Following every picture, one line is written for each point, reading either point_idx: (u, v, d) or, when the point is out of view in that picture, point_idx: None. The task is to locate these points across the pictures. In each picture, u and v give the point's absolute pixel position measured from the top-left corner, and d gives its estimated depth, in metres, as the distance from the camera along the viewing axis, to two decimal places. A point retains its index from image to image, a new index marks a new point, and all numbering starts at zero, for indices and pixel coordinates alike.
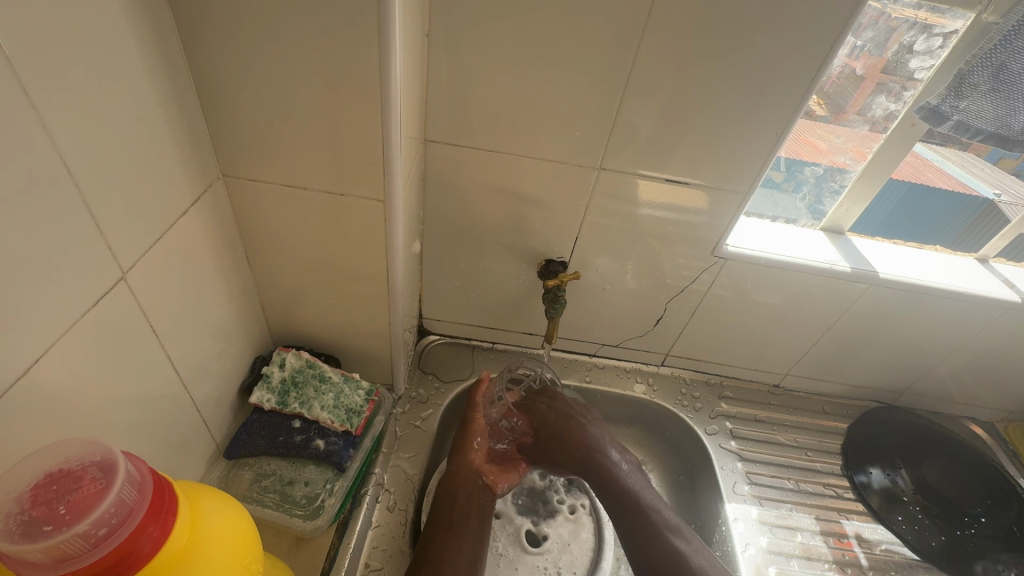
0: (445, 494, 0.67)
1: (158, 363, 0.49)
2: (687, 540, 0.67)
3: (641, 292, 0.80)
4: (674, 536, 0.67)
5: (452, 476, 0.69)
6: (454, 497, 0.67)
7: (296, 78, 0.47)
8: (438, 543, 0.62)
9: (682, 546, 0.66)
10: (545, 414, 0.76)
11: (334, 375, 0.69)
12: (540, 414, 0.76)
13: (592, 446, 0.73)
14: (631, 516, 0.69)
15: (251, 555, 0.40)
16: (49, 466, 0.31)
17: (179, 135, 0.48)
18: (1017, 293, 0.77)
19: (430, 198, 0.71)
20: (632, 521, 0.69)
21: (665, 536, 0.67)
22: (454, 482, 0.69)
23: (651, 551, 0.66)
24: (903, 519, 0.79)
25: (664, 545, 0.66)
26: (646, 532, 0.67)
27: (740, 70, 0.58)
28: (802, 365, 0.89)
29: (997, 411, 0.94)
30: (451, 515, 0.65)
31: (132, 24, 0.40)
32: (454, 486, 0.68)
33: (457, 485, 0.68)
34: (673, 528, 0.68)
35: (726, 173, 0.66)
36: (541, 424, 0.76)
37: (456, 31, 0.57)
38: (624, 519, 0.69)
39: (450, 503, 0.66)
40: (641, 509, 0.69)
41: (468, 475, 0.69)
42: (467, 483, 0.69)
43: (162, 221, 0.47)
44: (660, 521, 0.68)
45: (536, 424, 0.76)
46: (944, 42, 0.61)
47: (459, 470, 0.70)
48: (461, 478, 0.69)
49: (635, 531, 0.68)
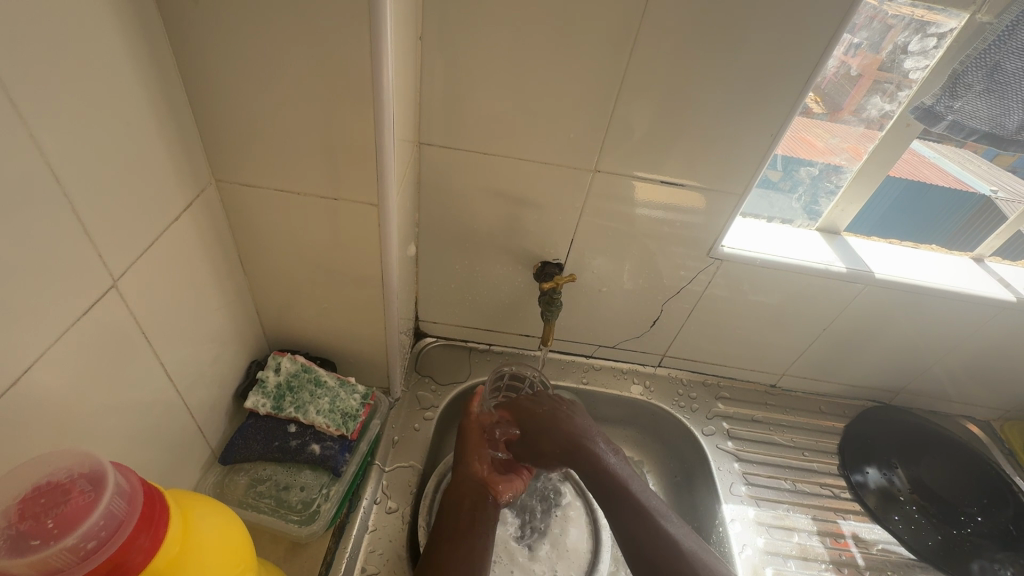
0: (453, 499, 0.68)
1: (151, 369, 0.49)
2: (673, 522, 0.66)
3: (637, 293, 0.80)
4: (663, 519, 0.66)
5: (455, 486, 0.69)
6: (459, 504, 0.67)
7: (287, 82, 0.47)
8: (447, 549, 0.62)
9: (670, 527, 0.65)
10: (530, 407, 0.76)
11: (329, 379, 0.69)
12: (524, 409, 0.76)
13: (577, 434, 0.73)
14: (615, 501, 0.68)
15: (242, 565, 0.40)
16: (37, 478, 0.31)
17: (170, 140, 0.47)
18: (1013, 293, 0.77)
19: (425, 201, 0.71)
20: (620, 504, 0.67)
21: (654, 519, 0.65)
22: (458, 490, 0.68)
23: (639, 535, 0.64)
24: (899, 518, 0.79)
25: (653, 528, 0.65)
26: (634, 513, 0.66)
27: (735, 71, 0.57)
28: (799, 365, 0.89)
29: (993, 410, 0.94)
30: (457, 520, 0.65)
31: (121, 29, 0.40)
32: (458, 494, 0.68)
33: (462, 493, 0.68)
34: (657, 511, 0.67)
35: (721, 174, 0.66)
36: (527, 418, 0.75)
37: (450, 33, 0.57)
38: (613, 505, 0.68)
39: (456, 510, 0.66)
40: (624, 488, 0.68)
41: (471, 483, 0.69)
42: (472, 490, 0.69)
43: (153, 227, 0.47)
44: (647, 503, 0.67)
45: (522, 417, 0.75)
46: (939, 42, 0.61)
47: (462, 480, 0.69)
48: (465, 485, 0.69)
49: (622, 516, 0.66)
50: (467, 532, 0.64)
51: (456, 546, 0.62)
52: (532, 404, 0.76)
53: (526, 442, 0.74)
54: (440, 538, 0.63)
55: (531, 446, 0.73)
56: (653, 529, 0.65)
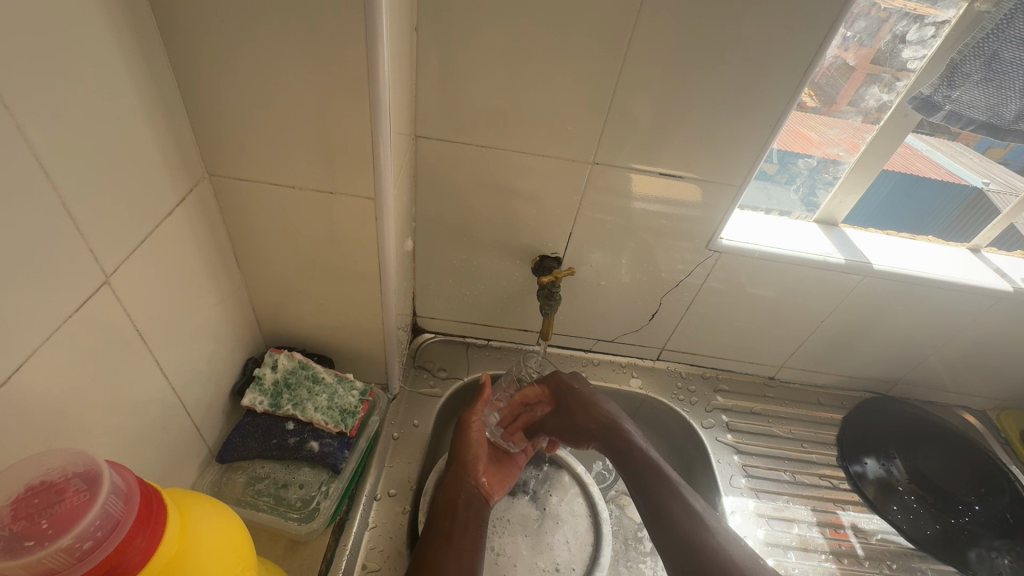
0: (446, 498, 0.66)
1: (146, 367, 0.48)
2: (698, 500, 0.67)
3: (635, 287, 0.79)
4: (691, 497, 0.67)
5: (449, 483, 0.68)
6: (452, 503, 0.65)
7: (281, 75, 0.46)
8: (440, 551, 0.60)
9: (698, 505, 0.66)
10: (568, 384, 0.77)
11: (327, 375, 0.68)
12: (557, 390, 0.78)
13: (610, 413, 0.75)
14: (644, 479, 0.69)
15: (242, 564, 0.40)
16: (29, 478, 0.31)
17: (162, 134, 0.47)
18: (1010, 283, 0.77)
19: (421, 195, 0.70)
20: (651, 480, 0.68)
21: (682, 496, 0.66)
22: (454, 487, 0.68)
23: (669, 512, 0.65)
24: (898, 508, 0.79)
25: (681, 504, 0.65)
26: (664, 490, 0.67)
27: (734, 61, 0.57)
28: (796, 357, 0.89)
29: (988, 399, 0.94)
30: (449, 524, 0.63)
31: (110, 20, 0.39)
32: (453, 492, 0.67)
33: (456, 492, 0.67)
34: (686, 488, 0.68)
35: (719, 165, 0.65)
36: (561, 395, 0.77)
37: (446, 26, 0.56)
38: (641, 482, 0.69)
39: (450, 511, 0.64)
40: (655, 466, 0.69)
41: (468, 479, 0.69)
42: (467, 489, 0.68)
43: (145, 223, 0.46)
44: (677, 481, 0.68)
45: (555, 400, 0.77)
46: (937, 31, 0.60)
47: (460, 474, 0.69)
48: (460, 484, 0.68)
49: (654, 489, 0.67)
50: (460, 534, 0.63)
51: (448, 545, 0.61)
52: (572, 382, 0.77)
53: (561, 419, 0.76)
54: (433, 535, 0.61)
55: (567, 419, 0.75)
56: (681, 504, 0.66)
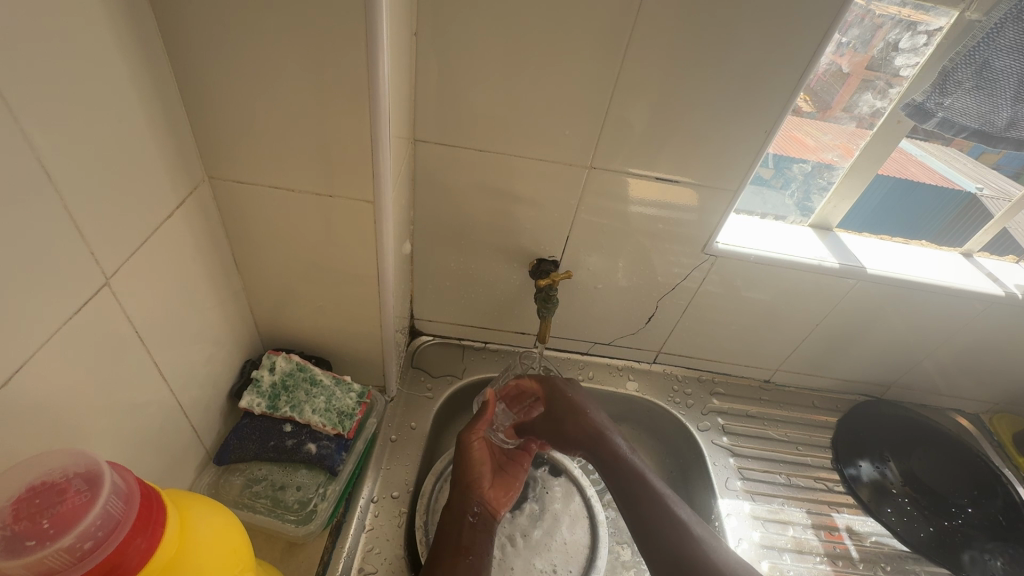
0: (452, 518, 0.65)
1: (145, 368, 0.49)
2: (685, 509, 0.67)
3: (631, 290, 0.80)
4: (677, 506, 0.67)
5: (454, 503, 0.67)
6: (459, 522, 0.65)
7: (280, 78, 0.47)
8: (449, 564, 0.60)
9: (684, 517, 0.66)
10: (563, 390, 0.76)
11: (325, 377, 0.68)
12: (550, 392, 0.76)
13: (599, 424, 0.74)
14: (631, 487, 0.69)
15: (241, 564, 0.40)
16: (29, 478, 0.31)
17: (163, 136, 0.47)
18: (1002, 287, 0.78)
19: (419, 199, 0.70)
20: (637, 491, 0.68)
21: (669, 508, 0.66)
22: (458, 506, 0.67)
23: (655, 527, 0.65)
24: (892, 510, 0.80)
25: (668, 519, 0.65)
26: (649, 501, 0.67)
27: (729, 66, 0.58)
28: (792, 361, 0.90)
29: (981, 403, 0.95)
30: (458, 541, 0.63)
31: (112, 23, 0.39)
32: (459, 512, 0.66)
33: (461, 512, 0.66)
34: (672, 499, 0.68)
35: (714, 172, 0.66)
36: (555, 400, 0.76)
37: (444, 30, 0.56)
38: (627, 494, 0.69)
39: (457, 530, 0.64)
40: (640, 477, 0.69)
41: (474, 497, 0.68)
42: (473, 509, 0.67)
43: (145, 224, 0.46)
44: (662, 491, 0.68)
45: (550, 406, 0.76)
46: (929, 39, 0.61)
47: (464, 494, 0.68)
48: (465, 503, 0.67)
49: (639, 501, 0.68)
50: (469, 550, 0.63)
51: (459, 561, 0.61)
52: (563, 387, 0.77)
53: (552, 423, 0.75)
54: (441, 554, 0.61)
55: (557, 425, 0.75)
56: (668, 514, 0.66)
